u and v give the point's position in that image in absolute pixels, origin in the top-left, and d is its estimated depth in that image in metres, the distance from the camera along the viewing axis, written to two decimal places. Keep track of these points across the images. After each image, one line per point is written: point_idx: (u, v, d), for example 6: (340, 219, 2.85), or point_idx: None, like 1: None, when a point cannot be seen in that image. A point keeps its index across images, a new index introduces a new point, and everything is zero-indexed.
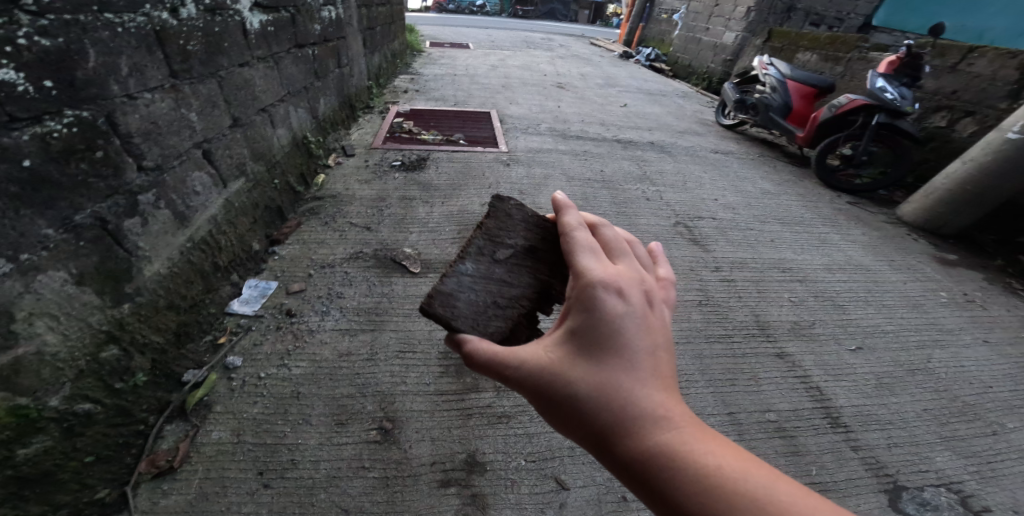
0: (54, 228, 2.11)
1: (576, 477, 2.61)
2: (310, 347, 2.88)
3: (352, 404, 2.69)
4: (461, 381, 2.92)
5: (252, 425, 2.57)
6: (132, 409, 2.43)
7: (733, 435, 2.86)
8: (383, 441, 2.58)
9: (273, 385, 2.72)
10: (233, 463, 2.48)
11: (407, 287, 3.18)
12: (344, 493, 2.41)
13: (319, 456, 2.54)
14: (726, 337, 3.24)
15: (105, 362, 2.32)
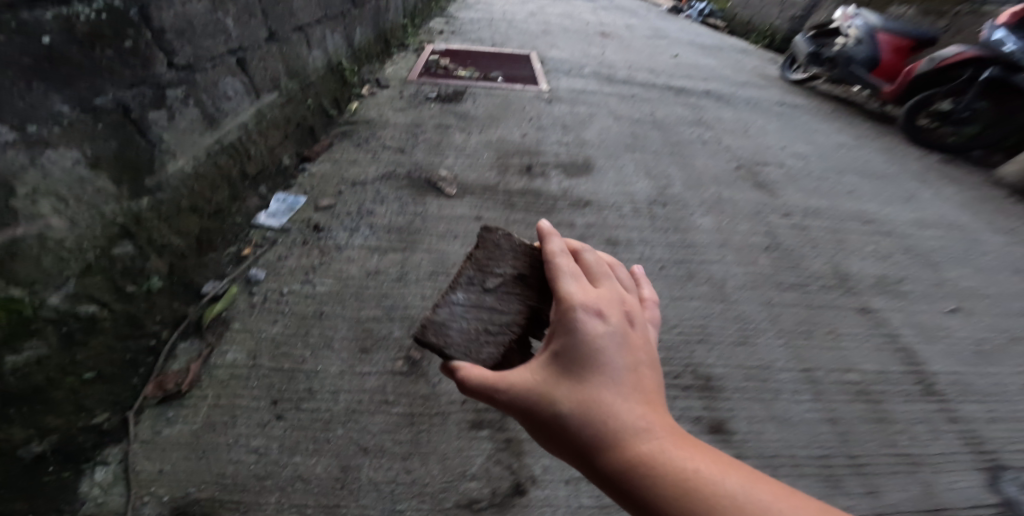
0: (69, 106, 1.85)
1: None
2: (336, 264, 2.61)
3: (378, 329, 2.46)
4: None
5: (270, 347, 2.36)
6: (143, 321, 2.22)
7: (809, 396, 2.48)
8: (410, 372, 2.39)
9: (295, 301, 2.51)
10: (245, 388, 2.26)
11: (442, 207, 2.70)
12: (364, 429, 2.23)
13: (341, 385, 2.30)
14: (800, 285, 2.86)
15: (117, 260, 2.09)
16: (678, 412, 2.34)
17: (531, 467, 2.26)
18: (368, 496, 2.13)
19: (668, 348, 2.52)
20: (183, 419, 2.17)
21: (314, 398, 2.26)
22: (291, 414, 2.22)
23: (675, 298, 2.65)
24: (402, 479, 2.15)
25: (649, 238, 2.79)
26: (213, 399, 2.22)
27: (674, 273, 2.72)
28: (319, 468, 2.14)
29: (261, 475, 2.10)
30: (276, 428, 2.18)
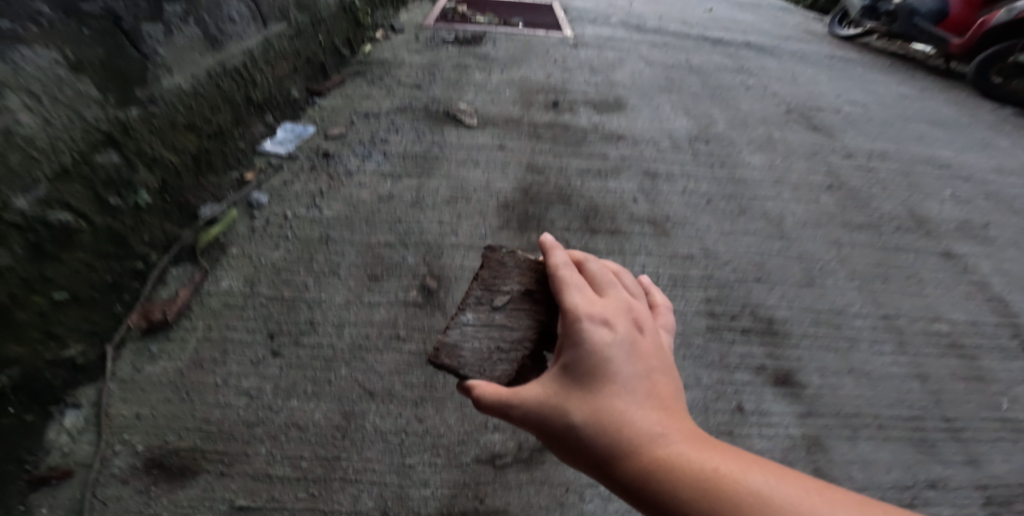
0: (50, 7, 1.66)
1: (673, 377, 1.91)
2: (346, 188, 2.36)
3: (389, 255, 2.16)
4: (525, 239, 2.12)
5: (273, 272, 2.11)
6: (128, 239, 1.95)
7: (891, 348, 2.08)
8: (425, 304, 2.05)
9: (300, 227, 2.25)
10: (241, 319, 2.00)
11: (461, 136, 2.56)
12: (370, 368, 1.95)
13: (346, 318, 2.02)
14: (873, 226, 2.45)
15: (100, 169, 1.80)
16: (736, 357, 1.98)
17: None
18: (372, 447, 1.85)
19: (722, 285, 2.11)
20: (169, 355, 1.92)
21: (316, 332, 1.98)
22: (288, 350, 1.95)
23: (728, 231, 2.27)
24: (412, 428, 1.89)
25: (692, 173, 2.48)
26: (204, 332, 1.97)
27: (726, 206, 2.36)
28: (317, 414, 1.87)
29: (250, 422, 1.85)
30: (271, 366, 1.92)
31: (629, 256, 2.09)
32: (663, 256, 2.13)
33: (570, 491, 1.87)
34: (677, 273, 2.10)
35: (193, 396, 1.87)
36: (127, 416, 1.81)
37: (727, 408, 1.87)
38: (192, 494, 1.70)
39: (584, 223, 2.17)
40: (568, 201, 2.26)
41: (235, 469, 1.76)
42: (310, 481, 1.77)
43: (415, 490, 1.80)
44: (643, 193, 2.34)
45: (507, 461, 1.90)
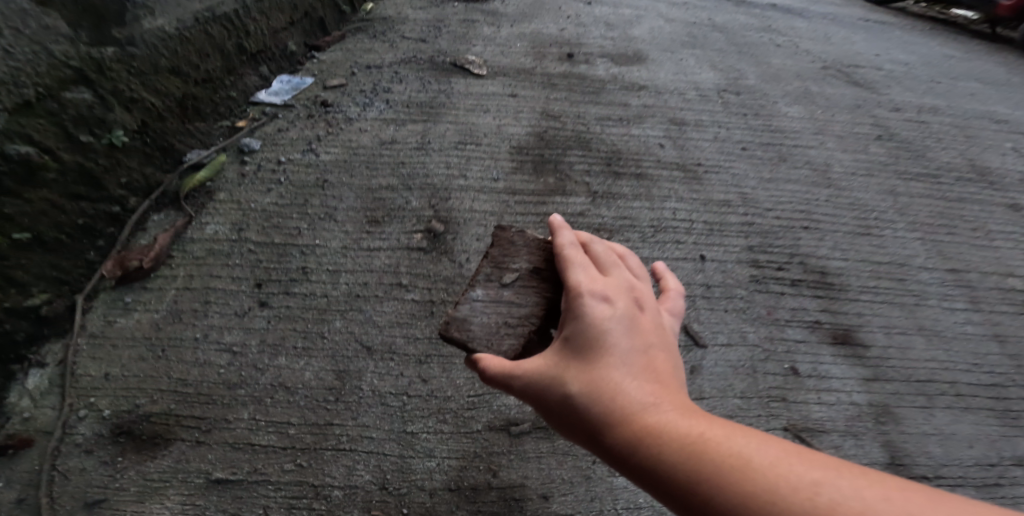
0: None
1: (716, 331, 1.67)
2: (346, 133, 2.18)
3: (391, 199, 1.98)
4: (543, 181, 1.99)
5: (262, 217, 1.91)
6: (102, 179, 1.78)
7: (962, 304, 1.81)
8: (430, 250, 1.86)
9: (294, 172, 2.06)
10: (225, 268, 1.80)
11: (470, 85, 2.40)
12: (368, 320, 1.74)
13: (342, 265, 1.83)
14: (930, 177, 2.20)
15: (69, 105, 1.68)
16: (786, 311, 1.72)
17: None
18: (369, 412, 1.62)
19: (766, 233, 1.88)
20: (144, 306, 1.72)
21: (307, 281, 1.79)
22: (277, 301, 1.75)
23: (767, 178, 2.05)
24: (415, 390, 1.66)
25: (724, 122, 2.28)
26: (184, 281, 1.77)
27: (766, 154, 2.14)
28: (308, 373, 1.65)
29: (231, 383, 1.63)
30: (257, 319, 1.72)
31: (657, 198, 1.93)
32: (696, 202, 1.94)
33: (598, 464, 1.61)
34: (712, 217, 1.90)
35: (169, 353, 1.66)
36: (95, 377, 1.60)
37: (779, 369, 1.62)
38: (163, 466, 1.48)
39: (606, 167, 2.04)
40: (587, 146, 2.13)
41: (214, 437, 1.54)
42: (298, 450, 1.54)
43: (419, 460, 1.56)
44: (670, 138, 2.17)
45: (524, 429, 1.65)
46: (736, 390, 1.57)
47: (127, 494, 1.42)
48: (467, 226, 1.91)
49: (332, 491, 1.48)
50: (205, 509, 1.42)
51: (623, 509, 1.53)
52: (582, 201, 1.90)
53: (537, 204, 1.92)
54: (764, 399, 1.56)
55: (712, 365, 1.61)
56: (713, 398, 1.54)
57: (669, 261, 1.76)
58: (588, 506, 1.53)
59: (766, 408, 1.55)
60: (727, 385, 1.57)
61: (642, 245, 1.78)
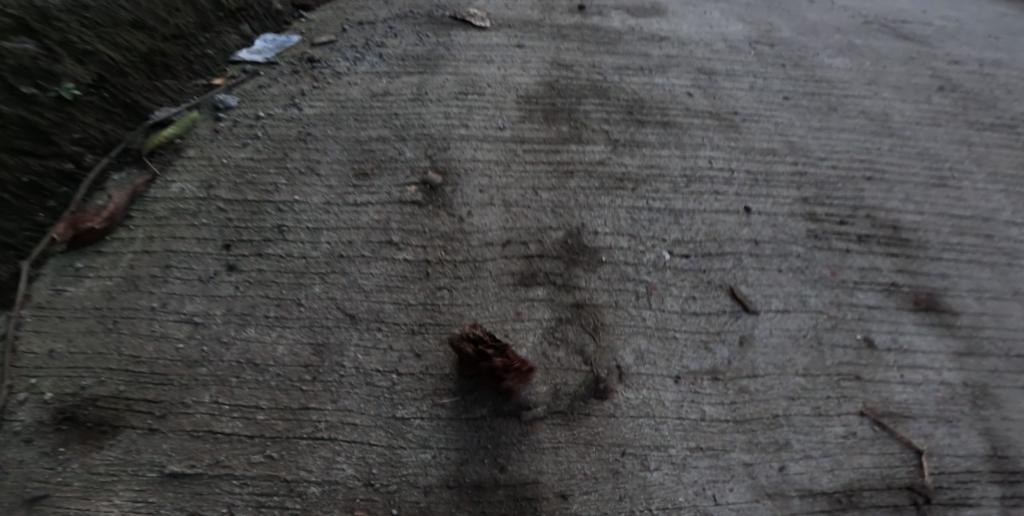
0: None
1: (766, 292, 1.51)
2: (332, 88, 1.99)
3: (380, 150, 1.80)
4: (555, 129, 1.87)
5: (235, 173, 1.72)
6: (51, 134, 1.56)
7: None
8: (426, 204, 1.68)
9: (274, 126, 1.87)
10: (191, 229, 1.59)
11: (471, 36, 2.19)
12: (352, 284, 1.52)
13: (323, 224, 1.62)
14: (1000, 126, 2.02)
15: (7, 54, 1.48)
16: (853, 273, 1.56)
17: (618, 354, 1.41)
18: (351, 394, 1.37)
19: (822, 184, 1.74)
20: (96, 273, 1.50)
21: (283, 241, 1.59)
22: (247, 265, 1.54)
23: (817, 126, 1.91)
24: (407, 368, 1.41)
25: (759, 72, 2.09)
26: (143, 244, 1.56)
27: (813, 104, 1.98)
28: (280, 347, 1.43)
29: (191, 361, 1.40)
30: (223, 284, 1.51)
31: (688, 149, 1.82)
32: (736, 150, 1.82)
33: (627, 455, 1.29)
34: (757, 167, 1.78)
35: (122, 326, 1.43)
36: (38, 355, 1.37)
37: (849, 341, 1.45)
38: (112, 458, 1.26)
39: (629, 115, 1.92)
40: (605, 94, 1.99)
41: (170, 425, 1.32)
42: (268, 442, 1.30)
43: (410, 452, 1.30)
44: (699, 87, 2.02)
45: (537, 415, 1.34)
46: (799, 366, 1.40)
47: (69, 490, 1.20)
48: (469, 177, 1.74)
49: (308, 488, 1.25)
50: (160, 506, 1.21)
51: (660, 511, 1.22)
52: (602, 149, 1.82)
53: (549, 152, 1.81)
54: (834, 378, 1.39)
55: (766, 335, 1.45)
56: (771, 377, 1.39)
57: (708, 214, 1.66)
58: (618, 508, 1.22)
59: (838, 390, 1.37)
60: (789, 361, 1.41)
61: (672, 196, 1.70)
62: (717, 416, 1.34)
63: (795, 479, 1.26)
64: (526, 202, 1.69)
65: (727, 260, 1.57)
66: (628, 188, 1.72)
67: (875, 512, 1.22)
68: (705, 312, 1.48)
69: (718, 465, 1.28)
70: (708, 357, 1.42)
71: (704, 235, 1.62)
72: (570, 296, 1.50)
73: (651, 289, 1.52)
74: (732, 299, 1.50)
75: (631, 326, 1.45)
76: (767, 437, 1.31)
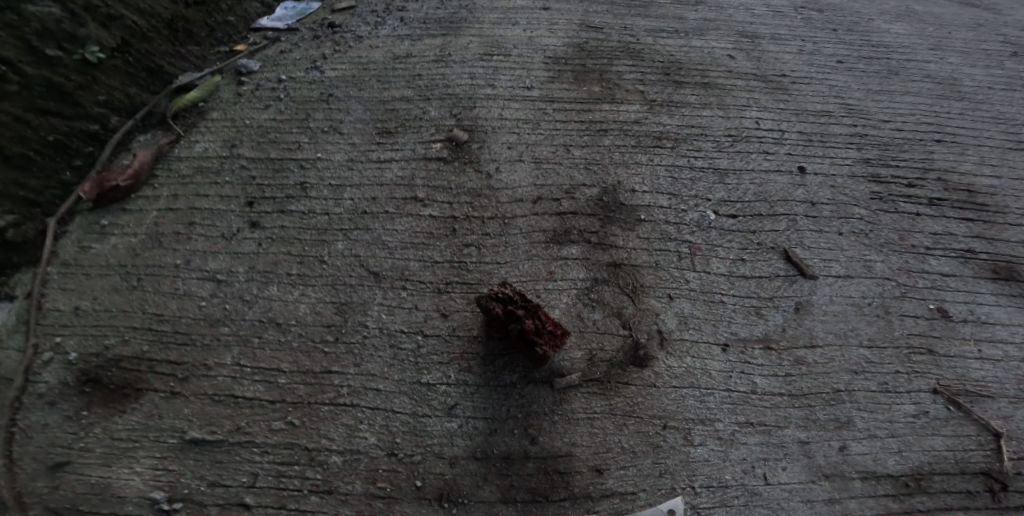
0: None
1: (824, 255, 1.52)
2: (354, 50, 2.04)
3: (404, 110, 1.83)
4: (586, 89, 1.92)
5: (257, 132, 1.77)
6: (77, 95, 1.66)
7: None
8: (451, 160, 1.70)
9: (296, 88, 1.92)
10: (213, 187, 1.63)
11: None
12: (376, 241, 1.52)
13: (345, 180, 1.65)
14: None
15: (32, 17, 1.62)
16: (926, 238, 1.57)
17: (660, 318, 1.37)
18: (375, 357, 1.34)
19: (885, 146, 1.80)
20: (122, 232, 1.55)
21: (305, 198, 1.61)
22: (269, 222, 1.56)
23: (876, 89, 1.98)
24: (433, 329, 1.38)
25: (809, 38, 2.17)
26: (167, 201, 1.60)
27: (872, 68, 2.05)
28: (303, 306, 1.42)
29: (213, 319, 1.40)
30: (246, 242, 1.52)
31: (731, 110, 1.86)
32: (784, 112, 1.87)
33: (668, 429, 1.21)
34: (812, 128, 1.83)
35: (145, 283, 1.45)
36: (64, 311, 1.41)
37: (921, 311, 1.42)
38: (134, 423, 1.26)
39: (663, 76, 1.97)
40: (638, 56, 2.05)
41: (191, 389, 1.31)
42: (288, 407, 1.28)
43: (436, 421, 1.25)
44: (741, 51, 2.08)
45: (572, 382, 1.27)
46: (864, 335, 1.37)
47: (92, 457, 1.21)
48: (497, 134, 1.77)
49: (328, 458, 1.22)
50: (180, 474, 1.20)
51: (703, 489, 1.14)
52: (638, 108, 1.86)
53: (581, 111, 1.85)
54: (903, 350, 1.35)
55: (825, 302, 1.43)
56: (833, 348, 1.35)
57: (758, 174, 1.69)
58: (657, 485, 1.14)
59: (905, 363, 1.33)
60: (854, 331, 1.38)
61: (716, 154, 1.74)
62: (771, 389, 1.28)
63: (858, 459, 1.19)
64: (558, 159, 1.71)
65: (778, 220, 1.58)
66: (666, 146, 1.75)
67: (945, 498, 1.15)
68: (755, 276, 1.47)
69: (771, 441, 1.21)
70: (761, 323, 1.39)
71: (750, 196, 1.64)
72: (609, 256, 1.48)
73: (694, 250, 1.51)
74: (786, 262, 1.50)
75: (680, 289, 1.43)
76: (827, 414, 1.25)
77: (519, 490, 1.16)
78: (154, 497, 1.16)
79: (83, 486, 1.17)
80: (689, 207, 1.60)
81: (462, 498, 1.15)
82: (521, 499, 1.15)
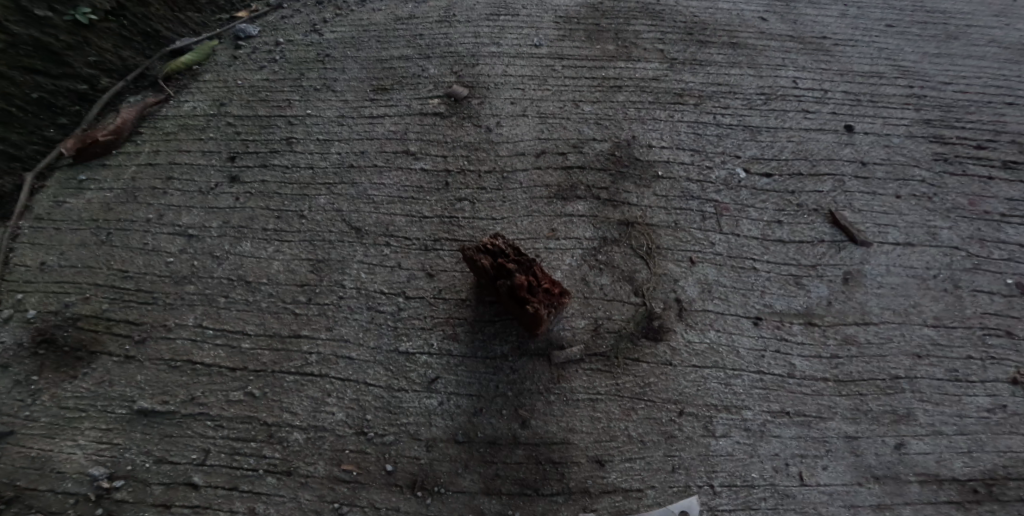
0: None
1: (875, 215, 2.12)
2: (355, 15, 2.87)
3: (400, 70, 2.60)
4: (602, 49, 2.76)
5: (247, 92, 2.49)
6: (64, 54, 2.30)
7: None
8: (449, 115, 2.42)
9: (292, 51, 2.70)
10: (197, 144, 2.26)
11: None
12: (360, 197, 2.11)
13: (333, 136, 2.32)
14: None
15: None
16: (1001, 203, 2.17)
17: (684, 288, 1.86)
18: (348, 325, 1.77)
19: (949, 107, 2.55)
20: (90, 192, 2.09)
21: (289, 152, 2.25)
22: (248, 178, 2.16)
23: (933, 53, 2.84)
24: (413, 294, 1.84)
25: (855, 6, 3.13)
26: (149, 156, 2.21)
27: (925, 34, 2.96)
28: (276, 261, 1.92)
29: (179, 277, 1.87)
30: (224, 197, 2.09)
31: (766, 69, 2.67)
32: (825, 72, 2.68)
33: (687, 420, 1.58)
34: (862, 88, 2.61)
35: (113, 239, 1.95)
36: (30, 266, 1.87)
37: (988, 283, 1.92)
38: (81, 392, 1.60)
39: (688, 37, 2.85)
40: (658, 19, 2.96)
41: (146, 353, 1.69)
42: (250, 377, 1.65)
43: (414, 400, 1.61)
44: (775, 14, 3.00)
45: (572, 360, 1.68)
46: (930, 312, 1.84)
47: (38, 426, 1.52)
48: (500, 89, 2.53)
49: (289, 435, 1.55)
50: (123, 452, 1.50)
51: (722, 487, 1.46)
52: (655, 65, 2.69)
53: (591, 68, 2.66)
54: (977, 329, 1.80)
55: (872, 272, 1.94)
56: (892, 322, 1.82)
57: (805, 131, 2.41)
58: (671, 484, 1.47)
59: (968, 334, 1.79)
60: (915, 306, 1.86)
61: (749, 110, 2.49)
62: (814, 373, 1.69)
63: (914, 460, 1.52)
64: (564, 115, 2.43)
65: (824, 182, 2.22)
66: (690, 102, 2.51)
67: (1017, 504, 1.45)
68: (795, 242, 2.02)
69: (813, 437, 1.56)
70: (809, 293, 1.89)
71: (790, 155, 2.31)
72: (619, 215, 2.06)
73: (725, 211, 2.10)
74: (834, 225, 2.08)
75: (707, 254, 1.97)
76: (881, 406, 1.63)
77: (506, 483, 1.47)
78: (92, 474, 1.45)
79: (22, 461, 1.46)
80: (719, 166, 2.26)
81: (438, 488, 1.46)
82: (507, 491, 1.46)
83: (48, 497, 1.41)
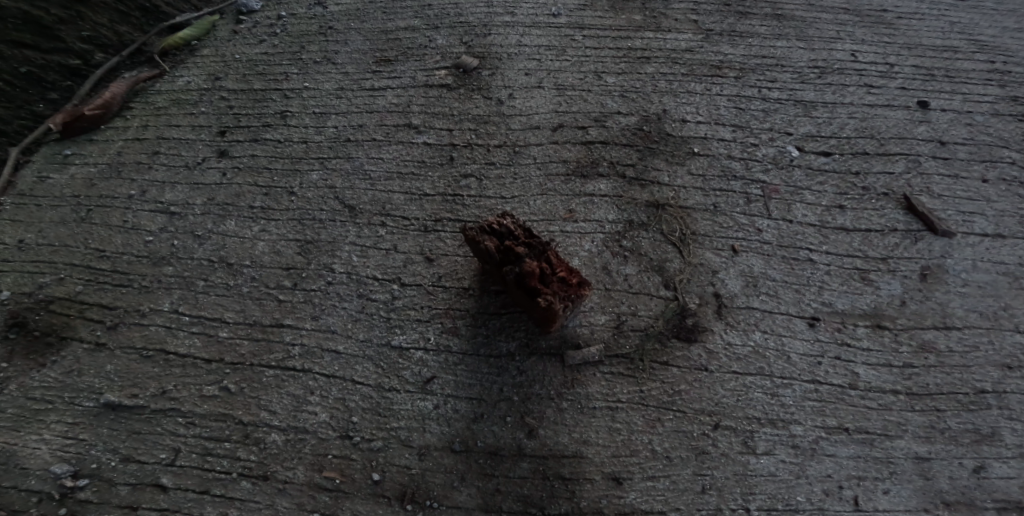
0: None
1: (958, 200, 1.95)
2: None
3: (406, 41, 2.53)
4: (628, 19, 2.63)
5: (245, 66, 2.48)
6: (54, 28, 2.35)
7: None
8: (455, 87, 2.33)
9: (296, 24, 2.68)
10: (187, 118, 2.25)
11: None
12: (358, 172, 2.03)
13: (332, 109, 2.26)
14: None
15: None
16: None
17: (726, 282, 1.71)
18: (336, 316, 1.66)
19: None
20: (74, 169, 2.09)
21: (282, 126, 2.21)
22: (236, 153, 2.11)
23: (1013, 28, 2.66)
24: (411, 283, 1.72)
25: None
26: (136, 133, 2.21)
27: (1001, 8, 2.79)
28: (261, 244, 1.84)
29: (157, 259, 1.81)
30: (212, 172, 2.05)
31: (817, 43, 2.52)
32: (875, 47, 2.51)
33: (722, 434, 1.41)
34: (936, 64, 2.44)
35: (93, 216, 1.92)
36: (11, 246, 1.85)
37: None
38: (48, 382, 1.53)
39: (725, 8, 2.71)
40: None
41: (118, 340, 1.62)
42: (227, 370, 1.55)
43: (407, 403, 1.47)
44: None
45: (590, 363, 1.52)
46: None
47: (3, 417, 1.46)
48: (514, 60, 2.42)
49: (267, 436, 1.42)
50: (86, 449, 1.41)
51: (760, 511, 1.29)
52: (688, 36, 2.55)
53: (616, 39, 2.53)
54: None
55: (956, 267, 1.77)
56: (977, 327, 1.63)
57: (867, 109, 2.25)
58: (704, 507, 1.30)
59: None
60: (1006, 310, 1.67)
61: (801, 84, 2.34)
62: (881, 384, 1.51)
63: (994, 485, 1.34)
64: (585, 88, 2.31)
65: (897, 162, 2.06)
66: (730, 75, 2.37)
67: None
68: (861, 231, 1.86)
69: (874, 457, 1.38)
70: (877, 291, 1.71)
71: (851, 133, 2.16)
72: (648, 197, 1.92)
73: (775, 196, 1.95)
74: (909, 213, 1.92)
75: (753, 243, 1.81)
76: (960, 424, 1.44)
77: (508, 499, 1.31)
78: (52, 472, 1.36)
79: None
80: (768, 144, 2.11)
81: (430, 502, 1.31)
82: (508, 508, 1.30)
83: (8, 495, 1.32)
